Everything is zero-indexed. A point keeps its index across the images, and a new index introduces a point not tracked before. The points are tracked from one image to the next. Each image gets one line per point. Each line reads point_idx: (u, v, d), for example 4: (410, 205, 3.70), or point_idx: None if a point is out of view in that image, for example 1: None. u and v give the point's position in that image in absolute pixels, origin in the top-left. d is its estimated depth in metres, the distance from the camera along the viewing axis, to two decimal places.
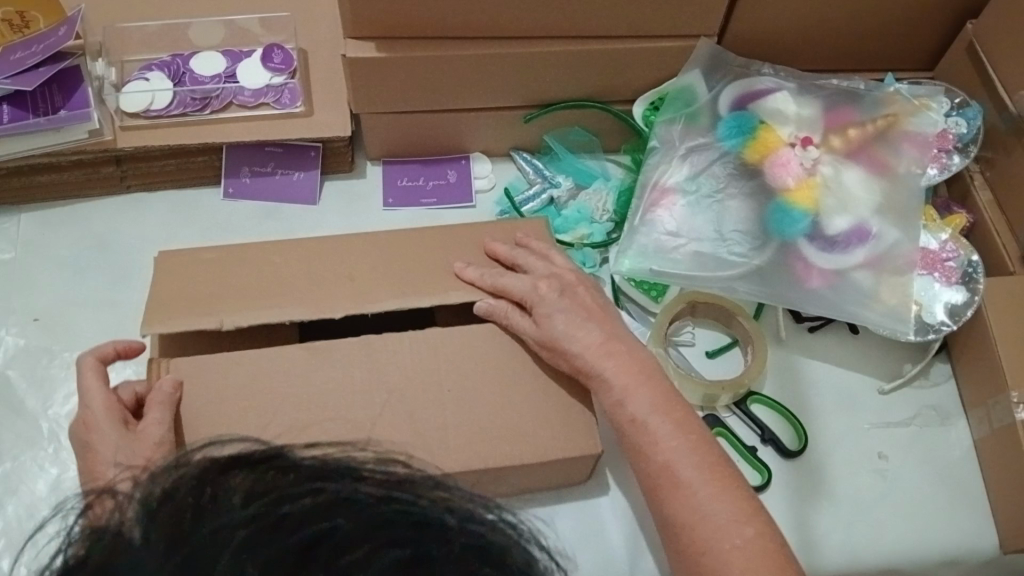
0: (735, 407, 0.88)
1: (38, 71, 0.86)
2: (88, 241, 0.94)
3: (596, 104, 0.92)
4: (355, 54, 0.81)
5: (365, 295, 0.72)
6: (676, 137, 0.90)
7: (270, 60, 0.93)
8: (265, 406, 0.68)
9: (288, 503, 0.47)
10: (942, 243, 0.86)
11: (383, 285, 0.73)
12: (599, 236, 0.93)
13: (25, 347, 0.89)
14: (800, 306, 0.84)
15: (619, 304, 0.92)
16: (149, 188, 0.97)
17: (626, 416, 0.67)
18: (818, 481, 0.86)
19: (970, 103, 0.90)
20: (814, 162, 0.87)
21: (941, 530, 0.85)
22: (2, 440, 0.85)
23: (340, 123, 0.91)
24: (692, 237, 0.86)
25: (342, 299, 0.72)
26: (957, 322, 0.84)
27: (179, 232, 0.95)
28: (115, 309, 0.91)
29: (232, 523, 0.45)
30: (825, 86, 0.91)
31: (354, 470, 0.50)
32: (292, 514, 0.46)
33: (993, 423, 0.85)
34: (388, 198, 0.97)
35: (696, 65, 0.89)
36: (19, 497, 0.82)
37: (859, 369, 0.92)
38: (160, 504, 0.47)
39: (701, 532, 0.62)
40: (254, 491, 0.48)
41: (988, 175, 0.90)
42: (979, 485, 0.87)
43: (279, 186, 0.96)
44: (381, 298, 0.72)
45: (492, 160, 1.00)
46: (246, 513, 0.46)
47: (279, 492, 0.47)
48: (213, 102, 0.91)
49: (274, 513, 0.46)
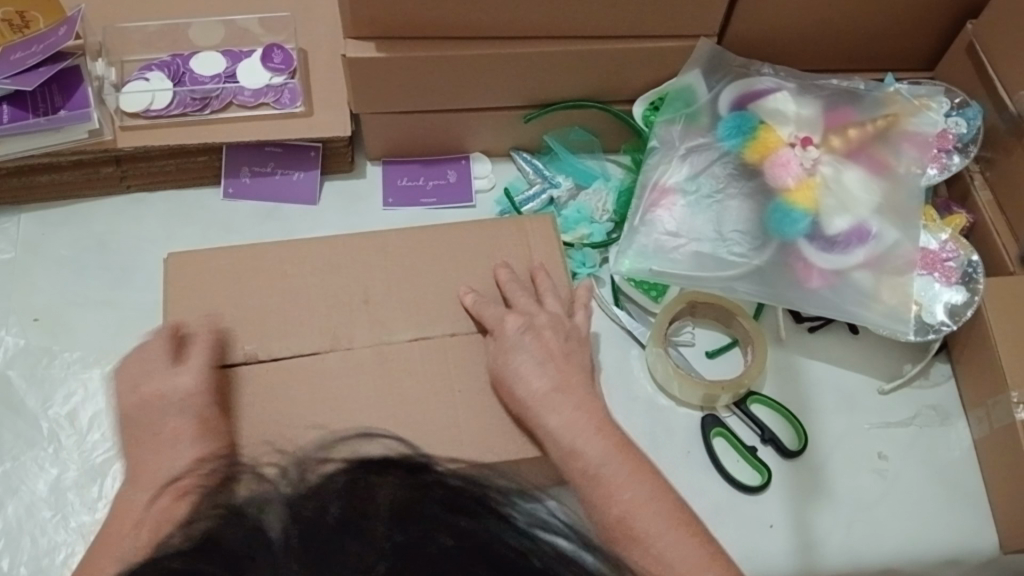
0: (735, 407, 0.88)
1: (38, 71, 0.86)
2: (88, 240, 0.94)
3: (595, 104, 0.92)
4: (355, 55, 0.81)
5: (374, 305, 0.78)
6: (676, 137, 0.90)
7: (270, 61, 0.93)
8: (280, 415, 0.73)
9: (437, 534, 0.52)
10: (942, 243, 0.86)
11: (392, 295, 0.78)
12: (599, 236, 0.93)
13: (25, 347, 0.89)
14: (800, 306, 0.84)
15: (619, 304, 0.92)
16: (149, 188, 0.97)
17: None
18: (818, 481, 0.86)
19: (970, 103, 0.90)
20: (814, 162, 0.87)
21: (943, 531, 0.85)
22: (2, 439, 0.85)
23: (340, 123, 0.91)
24: (691, 236, 0.86)
25: (354, 309, 0.77)
26: (957, 322, 0.84)
27: (179, 231, 0.95)
28: (116, 309, 0.91)
29: (377, 544, 0.51)
30: (826, 85, 0.91)
31: (497, 508, 0.56)
32: (436, 550, 0.51)
33: (994, 423, 0.85)
34: (388, 198, 0.97)
35: (697, 64, 0.89)
36: (19, 496, 0.82)
37: (859, 370, 0.92)
38: (309, 498, 0.53)
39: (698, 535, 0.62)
40: (402, 511, 0.53)
41: (988, 175, 0.90)
42: (978, 485, 0.87)
43: (279, 186, 0.96)
44: (391, 309, 0.77)
45: (492, 160, 1.00)
46: (392, 542, 0.51)
47: (429, 518, 0.53)
48: (213, 102, 0.91)
49: (420, 546, 0.51)
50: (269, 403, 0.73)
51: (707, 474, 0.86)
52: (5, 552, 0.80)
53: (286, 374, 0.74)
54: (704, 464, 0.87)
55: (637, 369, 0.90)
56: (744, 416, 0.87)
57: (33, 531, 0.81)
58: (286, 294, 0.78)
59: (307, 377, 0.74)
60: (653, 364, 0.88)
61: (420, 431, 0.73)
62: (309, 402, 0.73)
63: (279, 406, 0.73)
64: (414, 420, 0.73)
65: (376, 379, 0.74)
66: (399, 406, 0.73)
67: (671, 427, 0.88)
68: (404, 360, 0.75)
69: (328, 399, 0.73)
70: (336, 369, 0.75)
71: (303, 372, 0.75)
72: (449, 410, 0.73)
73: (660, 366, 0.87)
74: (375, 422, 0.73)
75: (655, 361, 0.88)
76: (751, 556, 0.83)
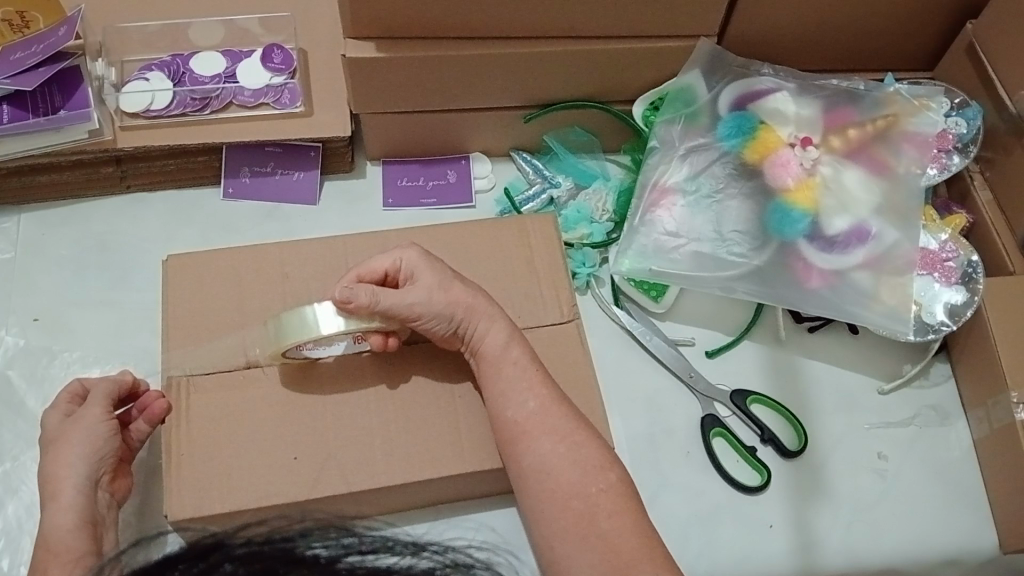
0: (734, 407, 0.86)
1: (39, 71, 0.86)
2: (88, 242, 0.94)
3: (595, 104, 0.92)
4: (355, 54, 0.80)
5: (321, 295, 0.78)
6: (676, 137, 0.90)
7: (270, 60, 0.92)
8: (285, 416, 0.73)
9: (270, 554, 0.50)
10: (942, 243, 0.86)
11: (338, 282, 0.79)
12: (599, 236, 0.93)
13: (25, 347, 0.89)
14: (799, 306, 0.84)
15: (619, 304, 0.91)
16: (149, 188, 0.96)
17: (536, 425, 0.67)
18: (818, 483, 0.86)
19: (970, 103, 0.90)
20: (814, 162, 0.87)
21: (941, 532, 0.85)
22: (2, 440, 0.85)
23: (340, 123, 0.91)
24: (691, 236, 0.87)
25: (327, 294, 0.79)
26: (957, 322, 0.84)
27: (179, 232, 0.95)
28: (117, 309, 0.91)
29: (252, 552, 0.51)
30: (825, 85, 0.91)
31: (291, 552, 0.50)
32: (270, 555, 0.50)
33: (994, 423, 0.85)
34: (387, 198, 0.97)
35: (696, 65, 0.89)
36: (19, 496, 0.82)
37: (859, 370, 0.92)
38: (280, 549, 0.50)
39: (561, 490, 0.65)
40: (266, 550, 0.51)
41: (988, 175, 0.90)
42: (978, 486, 0.87)
43: (279, 186, 0.96)
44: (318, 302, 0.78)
45: (492, 160, 1.00)
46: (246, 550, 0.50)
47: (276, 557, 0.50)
48: (213, 102, 0.91)
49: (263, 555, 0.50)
50: (268, 412, 0.73)
51: (707, 474, 0.86)
52: (4, 552, 0.80)
53: (266, 382, 0.74)
54: (704, 463, 0.87)
55: (637, 369, 0.91)
56: (744, 417, 0.86)
57: (33, 530, 0.81)
58: (288, 294, 0.79)
59: (243, 383, 0.74)
60: (281, 336, 0.69)
61: (420, 438, 0.73)
62: (222, 395, 0.73)
63: (279, 409, 0.73)
64: (413, 422, 0.74)
65: (377, 382, 0.74)
66: (399, 411, 0.74)
67: (671, 427, 0.88)
68: (404, 363, 0.75)
69: (239, 374, 0.74)
70: (335, 377, 0.74)
71: (240, 362, 0.74)
72: (450, 412, 0.74)
73: (284, 339, 0.69)
74: (374, 426, 0.73)
75: (289, 322, 0.69)
76: (750, 556, 0.83)
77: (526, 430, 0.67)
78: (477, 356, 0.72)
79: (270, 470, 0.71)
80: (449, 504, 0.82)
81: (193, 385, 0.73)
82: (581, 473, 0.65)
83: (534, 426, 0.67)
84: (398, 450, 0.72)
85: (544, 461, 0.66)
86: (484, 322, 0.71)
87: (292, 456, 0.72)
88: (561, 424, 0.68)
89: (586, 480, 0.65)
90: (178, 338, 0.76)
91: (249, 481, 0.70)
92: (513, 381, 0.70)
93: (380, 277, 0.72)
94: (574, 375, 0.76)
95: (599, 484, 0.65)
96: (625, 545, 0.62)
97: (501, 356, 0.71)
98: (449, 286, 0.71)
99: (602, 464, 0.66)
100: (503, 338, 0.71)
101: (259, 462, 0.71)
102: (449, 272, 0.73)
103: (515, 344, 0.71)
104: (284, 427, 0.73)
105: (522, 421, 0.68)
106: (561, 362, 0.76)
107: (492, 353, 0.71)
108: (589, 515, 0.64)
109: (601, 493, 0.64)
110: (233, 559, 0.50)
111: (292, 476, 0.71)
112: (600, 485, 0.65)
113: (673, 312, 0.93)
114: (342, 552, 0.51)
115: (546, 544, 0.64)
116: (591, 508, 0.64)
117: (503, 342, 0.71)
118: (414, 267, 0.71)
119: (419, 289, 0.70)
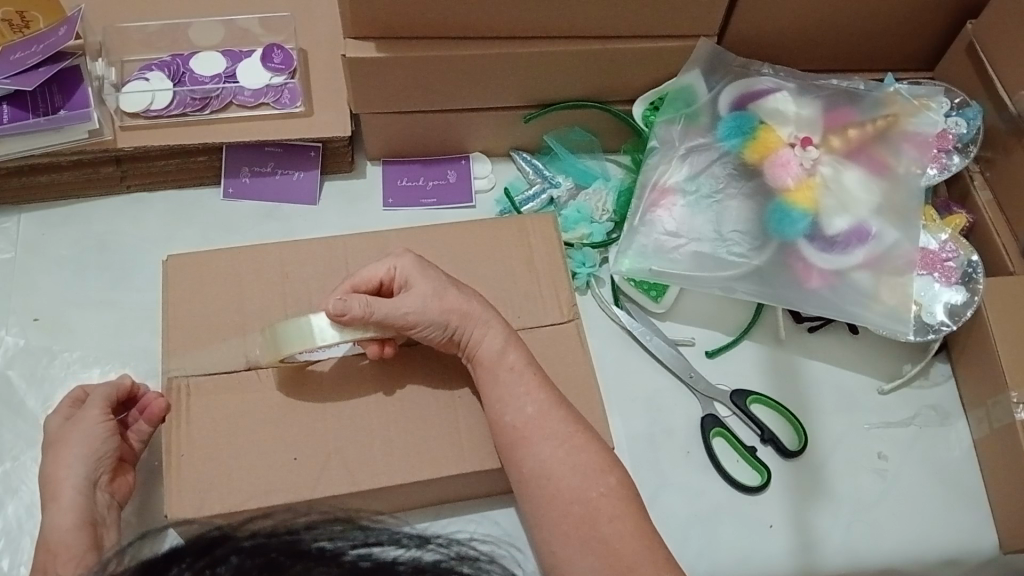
0: (734, 408, 0.86)
1: (39, 71, 0.86)
2: (88, 242, 0.94)
3: (595, 104, 0.92)
4: (355, 54, 0.80)
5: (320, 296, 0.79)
6: (676, 137, 0.90)
7: (270, 60, 0.92)
8: (284, 416, 0.73)
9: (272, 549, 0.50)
10: (942, 243, 0.86)
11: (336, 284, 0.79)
12: (599, 236, 0.93)
13: (26, 347, 0.89)
14: (799, 306, 0.84)
15: (618, 304, 0.91)
16: (149, 188, 0.97)
17: (537, 426, 0.68)
18: (818, 483, 0.86)
19: (970, 103, 0.90)
20: (814, 162, 0.87)
21: (942, 532, 0.85)
22: (2, 440, 0.85)
23: (340, 123, 0.91)
24: (691, 236, 0.87)
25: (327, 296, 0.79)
26: (957, 322, 0.84)
27: (179, 232, 0.95)
28: (117, 309, 0.91)
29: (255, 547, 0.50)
30: (825, 85, 0.91)
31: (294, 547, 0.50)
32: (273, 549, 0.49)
33: (994, 424, 0.85)
34: (387, 198, 0.97)
35: (696, 65, 0.89)
36: (19, 496, 0.82)
37: (859, 370, 0.92)
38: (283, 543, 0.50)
39: (562, 491, 0.65)
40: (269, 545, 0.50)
41: (988, 175, 0.90)
42: (978, 486, 0.87)
43: (278, 186, 0.96)
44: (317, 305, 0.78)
45: (492, 160, 1.00)
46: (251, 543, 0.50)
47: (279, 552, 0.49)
48: (213, 102, 0.91)
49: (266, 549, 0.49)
50: (267, 413, 0.73)
51: (707, 474, 0.86)
52: (5, 552, 0.80)
53: (266, 382, 0.74)
54: (704, 463, 0.87)
55: (637, 369, 0.91)
56: (744, 417, 0.86)
57: (33, 530, 0.81)
58: (287, 295, 0.79)
59: (242, 383, 0.74)
60: (282, 340, 0.69)
61: (420, 438, 0.73)
62: (222, 396, 0.73)
63: (279, 409, 0.73)
64: (412, 422, 0.74)
65: (377, 382, 0.75)
66: (399, 412, 0.74)
67: (671, 427, 0.88)
68: (404, 363, 0.75)
69: (239, 375, 0.74)
70: (335, 377, 0.74)
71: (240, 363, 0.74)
72: (450, 412, 0.74)
73: (285, 344, 0.69)
74: (374, 427, 0.73)
75: (291, 332, 0.69)
76: (751, 556, 0.84)
77: (526, 430, 0.68)
78: (474, 362, 0.71)
79: (270, 470, 0.71)
80: (449, 504, 0.82)
81: (193, 388, 0.73)
82: (581, 474, 0.65)
83: (534, 427, 0.67)
84: (398, 451, 0.73)
85: (544, 462, 0.66)
86: (480, 326, 0.71)
87: (292, 457, 0.72)
88: (561, 425, 0.68)
89: (587, 482, 0.65)
90: (178, 339, 0.76)
91: (249, 481, 0.71)
92: (511, 384, 0.70)
93: (376, 286, 0.72)
94: (573, 376, 0.76)
95: (599, 486, 0.65)
96: (626, 546, 0.62)
97: (497, 361, 0.70)
98: (443, 292, 0.71)
99: (602, 465, 0.66)
100: (500, 343, 0.71)
101: (259, 462, 0.71)
102: (443, 278, 0.73)
103: (512, 348, 0.71)
104: (284, 428, 0.73)
105: (522, 422, 0.68)
106: (561, 362, 0.76)
107: (488, 358, 0.71)
108: (589, 516, 0.64)
109: (601, 495, 0.64)
110: (239, 551, 0.49)
111: (293, 476, 0.71)
112: (600, 486, 0.65)
113: (672, 312, 0.93)
114: (347, 545, 0.50)
115: (546, 544, 0.65)
116: (591, 509, 0.64)
117: (500, 346, 0.71)
118: (408, 275, 0.71)
119: (413, 297, 0.70)
